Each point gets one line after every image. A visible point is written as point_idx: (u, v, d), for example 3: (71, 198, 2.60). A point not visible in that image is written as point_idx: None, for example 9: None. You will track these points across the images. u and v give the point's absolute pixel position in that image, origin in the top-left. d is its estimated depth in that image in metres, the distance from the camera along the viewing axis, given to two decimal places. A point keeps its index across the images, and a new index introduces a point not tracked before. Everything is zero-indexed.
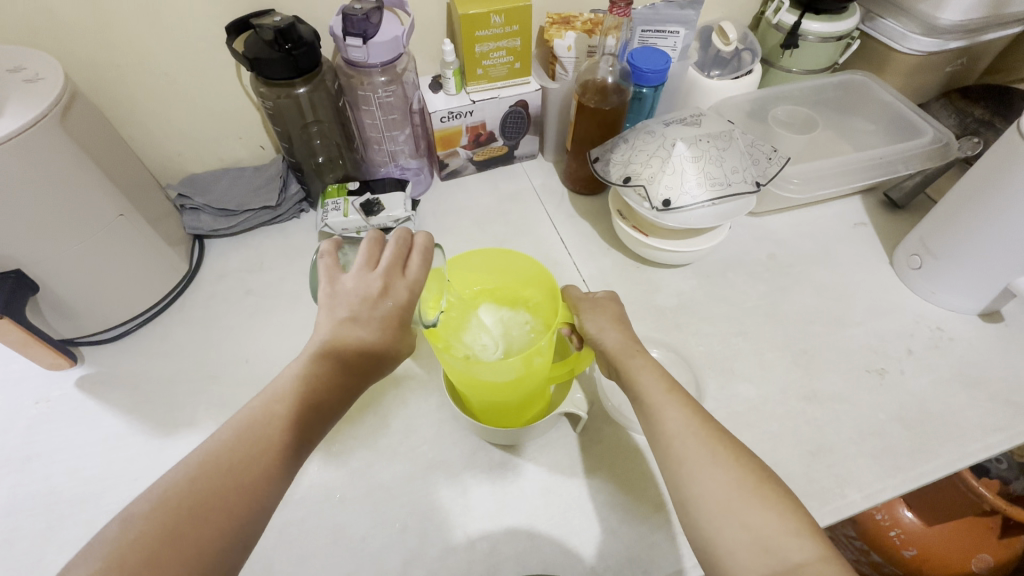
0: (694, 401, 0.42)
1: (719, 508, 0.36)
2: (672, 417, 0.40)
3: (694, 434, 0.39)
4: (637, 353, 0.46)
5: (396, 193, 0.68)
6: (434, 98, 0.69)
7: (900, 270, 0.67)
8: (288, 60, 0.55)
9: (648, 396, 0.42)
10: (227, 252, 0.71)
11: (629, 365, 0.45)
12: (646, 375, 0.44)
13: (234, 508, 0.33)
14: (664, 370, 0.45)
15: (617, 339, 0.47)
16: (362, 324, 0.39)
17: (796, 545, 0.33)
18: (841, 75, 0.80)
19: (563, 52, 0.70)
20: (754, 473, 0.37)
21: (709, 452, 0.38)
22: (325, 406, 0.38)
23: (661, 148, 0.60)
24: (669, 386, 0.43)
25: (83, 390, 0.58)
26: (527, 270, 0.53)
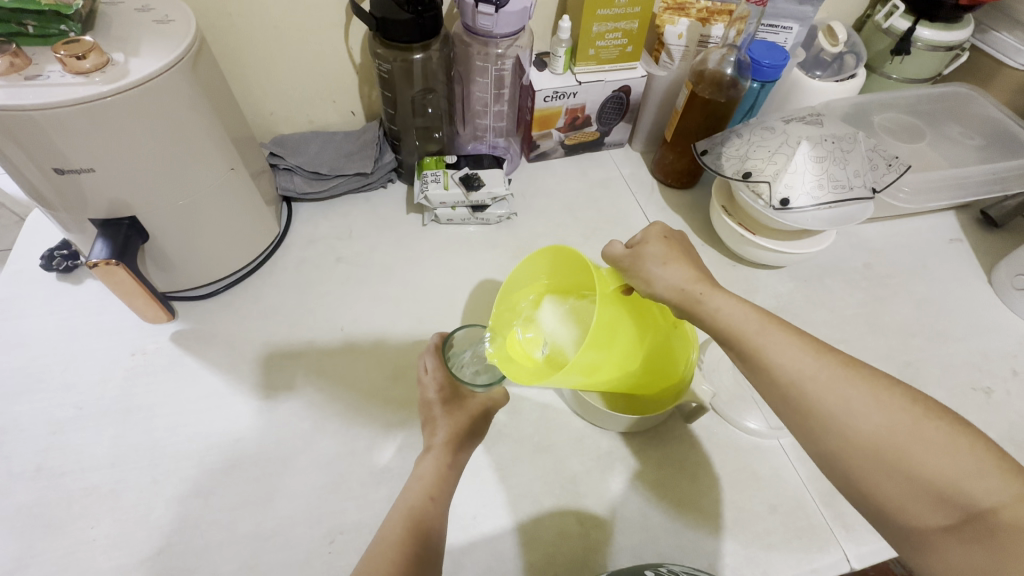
0: (801, 332, 0.39)
1: (879, 457, 0.34)
2: (785, 356, 0.38)
3: (821, 372, 0.37)
4: (712, 287, 0.43)
5: (495, 170, 0.67)
6: (540, 77, 0.67)
7: (1000, 289, 0.67)
8: (418, 22, 0.54)
9: (744, 334, 0.40)
10: (315, 217, 0.70)
11: (712, 301, 0.42)
12: (732, 309, 0.41)
13: (417, 530, 0.39)
14: (748, 298, 0.42)
15: (671, 285, 0.44)
16: (437, 417, 0.49)
17: (982, 485, 0.32)
18: (945, 86, 0.77)
19: (672, 39, 0.68)
20: (905, 410, 0.35)
21: (844, 394, 0.36)
22: (444, 472, 0.44)
23: (784, 145, 0.59)
24: (764, 320, 0.40)
25: (178, 346, 0.57)
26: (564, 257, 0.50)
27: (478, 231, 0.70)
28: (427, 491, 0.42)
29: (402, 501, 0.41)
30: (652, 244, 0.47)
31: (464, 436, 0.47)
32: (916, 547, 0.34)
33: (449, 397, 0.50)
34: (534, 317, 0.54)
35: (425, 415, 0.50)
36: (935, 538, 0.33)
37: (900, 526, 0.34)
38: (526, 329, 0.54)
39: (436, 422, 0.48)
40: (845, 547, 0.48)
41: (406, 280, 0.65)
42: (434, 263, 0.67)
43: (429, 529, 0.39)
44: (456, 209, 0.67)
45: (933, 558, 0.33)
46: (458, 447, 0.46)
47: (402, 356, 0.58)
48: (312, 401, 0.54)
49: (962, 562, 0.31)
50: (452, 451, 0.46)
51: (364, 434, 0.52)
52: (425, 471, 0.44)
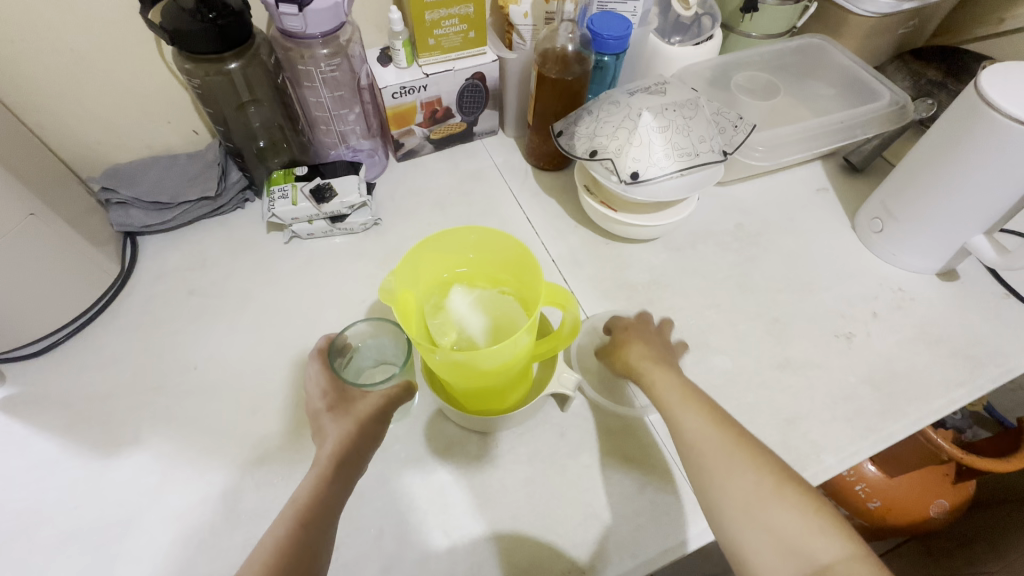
0: (712, 403, 0.43)
1: (744, 516, 0.37)
2: (690, 421, 0.42)
3: (717, 436, 0.40)
4: (657, 365, 0.47)
5: (350, 177, 0.64)
6: (384, 72, 0.64)
7: (861, 234, 0.69)
8: (215, 31, 0.50)
9: (664, 402, 0.44)
10: (163, 250, 0.65)
11: (649, 376, 0.47)
12: (664, 381, 0.45)
13: (292, 553, 0.35)
14: (685, 378, 0.46)
15: (640, 352, 0.49)
16: (327, 428, 0.44)
17: (822, 543, 0.34)
18: (799, 39, 0.78)
19: (518, 19, 0.65)
20: (779, 476, 0.37)
21: (731, 456, 0.39)
22: (327, 483, 0.39)
23: (628, 119, 0.58)
24: (686, 390, 0.44)
25: (5, 414, 0.52)
26: (497, 238, 0.47)
27: (343, 242, 0.67)
28: (305, 505, 0.38)
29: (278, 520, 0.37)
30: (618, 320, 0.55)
31: (356, 438, 0.43)
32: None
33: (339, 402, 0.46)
34: (441, 305, 0.48)
35: (316, 425, 0.45)
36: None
37: None
38: (433, 318, 0.47)
39: (326, 431, 0.44)
40: None
41: (266, 305, 0.61)
42: (295, 281, 0.63)
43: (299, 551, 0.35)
44: (313, 222, 0.64)
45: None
46: (346, 453, 0.42)
47: (261, 387, 0.55)
48: (160, 452, 0.50)
49: None
50: (338, 456, 0.41)
51: (219, 478, 0.49)
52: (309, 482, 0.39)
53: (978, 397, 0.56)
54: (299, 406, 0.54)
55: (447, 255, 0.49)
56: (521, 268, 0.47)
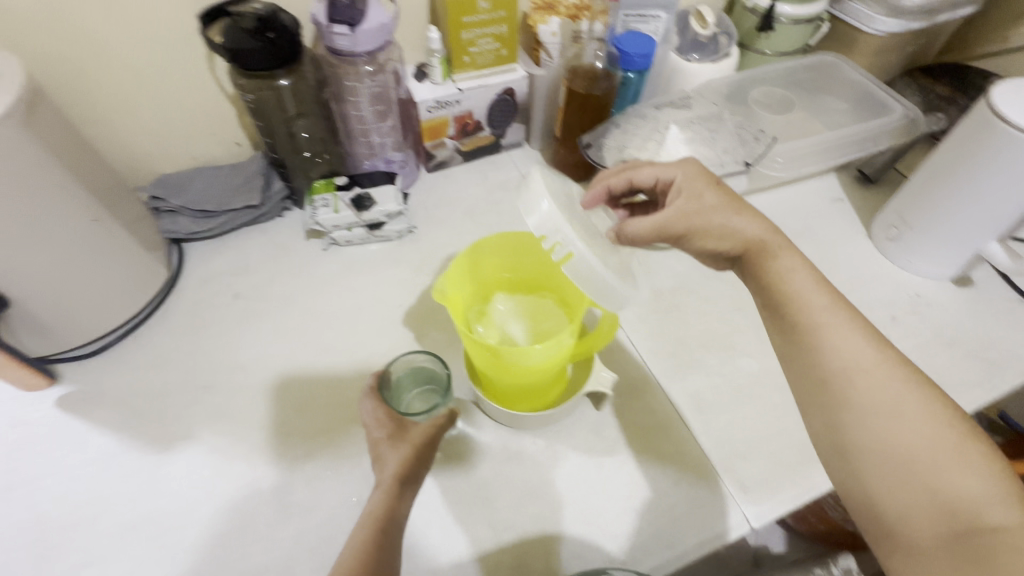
0: (869, 324, 0.41)
1: (903, 458, 0.36)
2: (843, 349, 0.40)
3: (881, 371, 0.39)
4: (781, 245, 0.45)
5: (387, 187, 0.67)
6: (419, 88, 0.67)
7: (877, 242, 0.71)
8: (271, 49, 0.53)
9: (813, 317, 0.42)
10: (208, 255, 0.68)
11: (779, 260, 0.45)
12: (805, 284, 0.43)
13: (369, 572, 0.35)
14: (821, 275, 0.44)
15: (754, 230, 0.46)
16: (383, 452, 0.44)
17: (993, 508, 0.33)
18: (814, 56, 0.81)
19: (547, 38, 0.68)
20: (949, 429, 0.36)
21: (895, 394, 0.38)
22: (393, 506, 0.40)
23: (655, 132, 0.61)
24: (832, 299, 0.42)
25: (64, 411, 0.55)
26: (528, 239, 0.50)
27: (379, 248, 0.69)
28: (376, 526, 0.38)
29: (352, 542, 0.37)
30: (654, 222, 0.48)
31: (414, 459, 0.42)
32: (898, 546, 0.35)
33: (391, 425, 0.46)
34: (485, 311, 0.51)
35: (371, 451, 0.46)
36: (915, 545, 0.34)
37: (884, 522, 0.36)
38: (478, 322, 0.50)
39: (382, 455, 0.43)
40: (746, 508, 0.50)
41: (307, 308, 0.64)
42: (335, 286, 0.66)
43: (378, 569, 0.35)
44: (352, 230, 0.67)
45: (907, 557, 0.34)
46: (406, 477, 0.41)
47: (306, 386, 0.57)
48: (214, 447, 0.53)
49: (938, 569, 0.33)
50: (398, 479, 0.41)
51: (271, 471, 0.52)
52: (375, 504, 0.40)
53: (996, 398, 0.58)
54: (344, 404, 0.56)
55: (492, 264, 0.52)
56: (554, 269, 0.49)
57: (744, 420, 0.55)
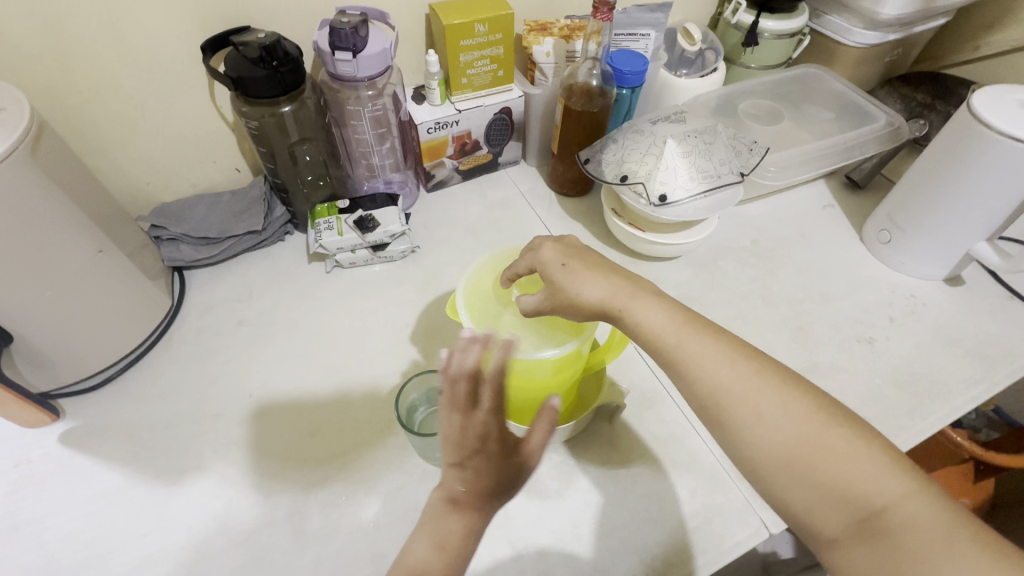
0: (713, 333, 0.40)
1: (791, 462, 0.35)
2: (708, 366, 0.38)
3: (748, 382, 0.37)
4: (632, 295, 0.42)
5: (389, 208, 0.67)
6: (418, 110, 0.68)
7: (870, 245, 0.73)
8: (275, 77, 0.53)
9: (663, 340, 0.40)
10: (210, 283, 0.67)
11: (632, 314, 0.42)
12: (657, 316, 0.41)
13: None
14: (669, 302, 0.42)
15: (600, 290, 0.43)
16: (465, 464, 0.37)
17: (879, 485, 0.33)
18: (796, 69, 0.85)
19: (541, 58, 0.70)
20: (812, 418, 0.35)
21: (759, 401, 0.36)
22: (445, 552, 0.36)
23: (653, 146, 0.63)
24: (680, 323, 0.40)
25: (68, 447, 0.54)
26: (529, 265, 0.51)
27: (383, 269, 0.69)
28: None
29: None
30: (534, 302, 0.44)
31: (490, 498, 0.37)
32: (821, 544, 0.35)
33: (491, 442, 0.37)
34: None
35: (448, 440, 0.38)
36: (832, 541, 0.34)
37: (802, 524, 0.35)
38: None
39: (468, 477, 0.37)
40: (765, 514, 0.50)
41: (313, 332, 0.63)
42: (340, 309, 0.66)
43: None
44: (356, 252, 0.67)
45: (831, 554, 0.34)
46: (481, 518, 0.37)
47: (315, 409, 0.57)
48: (225, 477, 0.52)
49: (859, 564, 0.33)
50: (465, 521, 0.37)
51: (285, 500, 0.51)
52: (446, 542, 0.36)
53: (996, 394, 0.60)
54: (356, 429, 0.56)
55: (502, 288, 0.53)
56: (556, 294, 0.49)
57: None
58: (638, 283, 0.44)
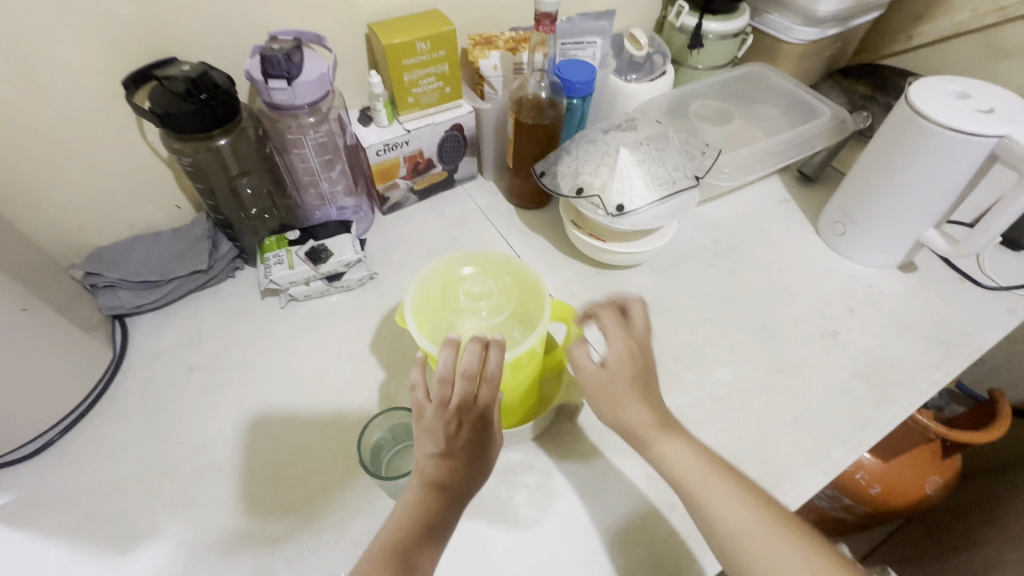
0: (736, 479, 0.42)
1: None
2: (722, 505, 0.41)
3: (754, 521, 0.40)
4: (666, 434, 0.44)
5: (343, 237, 0.65)
6: (365, 132, 0.66)
7: (826, 237, 0.74)
8: (205, 111, 0.50)
9: (688, 479, 0.42)
10: (156, 328, 0.64)
11: (658, 451, 0.43)
12: (684, 457, 0.43)
13: None
14: (696, 445, 0.44)
15: (642, 418, 0.44)
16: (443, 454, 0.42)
17: None
18: (742, 68, 0.86)
19: (490, 72, 0.69)
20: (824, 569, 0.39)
21: (779, 550, 0.39)
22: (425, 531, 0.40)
23: (606, 156, 0.62)
24: (700, 461, 0.43)
25: (4, 524, 0.49)
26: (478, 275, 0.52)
27: (341, 299, 0.67)
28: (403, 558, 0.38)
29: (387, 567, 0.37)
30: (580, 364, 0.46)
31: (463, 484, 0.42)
32: None
33: (482, 433, 0.44)
34: None
35: (440, 425, 0.43)
36: None
37: None
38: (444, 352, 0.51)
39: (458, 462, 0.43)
40: None
41: (270, 372, 0.60)
42: (297, 345, 0.63)
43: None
44: (310, 284, 0.64)
45: None
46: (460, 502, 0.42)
47: (277, 459, 0.54)
48: (181, 540, 0.49)
49: None
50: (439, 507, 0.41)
51: (248, 558, 0.48)
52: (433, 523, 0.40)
53: (955, 377, 0.61)
54: (320, 473, 0.53)
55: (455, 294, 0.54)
56: (506, 298, 0.51)
57: (728, 430, 0.55)
58: (671, 417, 0.45)
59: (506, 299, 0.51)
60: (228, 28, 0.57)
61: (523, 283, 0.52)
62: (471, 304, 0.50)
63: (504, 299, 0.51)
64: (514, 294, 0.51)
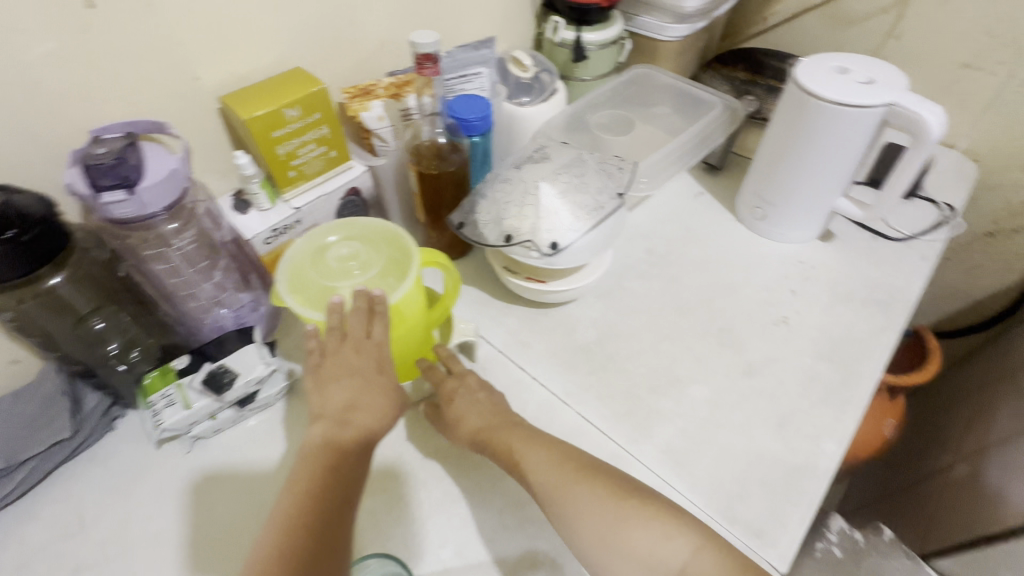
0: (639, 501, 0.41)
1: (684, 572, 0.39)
2: (578, 500, 0.42)
3: (603, 506, 0.41)
4: (571, 477, 0.43)
5: (247, 349, 0.54)
6: (247, 222, 0.57)
7: (747, 223, 0.75)
8: (19, 252, 0.39)
9: (588, 518, 0.41)
10: (17, 529, 0.49)
11: (564, 501, 0.42)
12: (586, 496, 0.42)
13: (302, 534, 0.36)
14: (597, 482, 0.43)
15: (543, 463, 0.44)
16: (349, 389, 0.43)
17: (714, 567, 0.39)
18: (627, 72, 0.86)
19: (374, 124, 0.61)
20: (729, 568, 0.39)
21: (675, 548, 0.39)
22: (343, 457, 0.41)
23: (526, 194, 0.57)
24: (530, 440, 0.46)
25: None
26: (343, 236, 0.48)
27: (261, 422, 0.56)
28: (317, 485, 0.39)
29: (295, 510, 0.37)
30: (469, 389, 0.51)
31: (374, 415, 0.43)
32: None
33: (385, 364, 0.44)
34: None
35: (337, 370, 0.44)
36: None
37: None
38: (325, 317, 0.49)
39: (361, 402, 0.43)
40: (769, 554, 0.46)
41: (189, 542, 0.48)
42: (217, 494, 0.51)
43: (319, 549, 0.36)
44: (217, 416, 0.53)
45: None
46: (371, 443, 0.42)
47: (225, 566, 0.46)
48: None
49: None
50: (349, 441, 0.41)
51: None
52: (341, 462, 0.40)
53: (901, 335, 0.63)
54: None
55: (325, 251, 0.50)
56: (375, 253, 0.47)
57: (722, 454, 0.52)
58: (570, 455, 0.45)
59: (373, 255, 0.47)
60: (30, 135, 0.44)
61: (388, 236, 0.48)
62: (340, 267, 0.46)
63: (372, 254, 0.47)
64: (381, 247, 0.47)
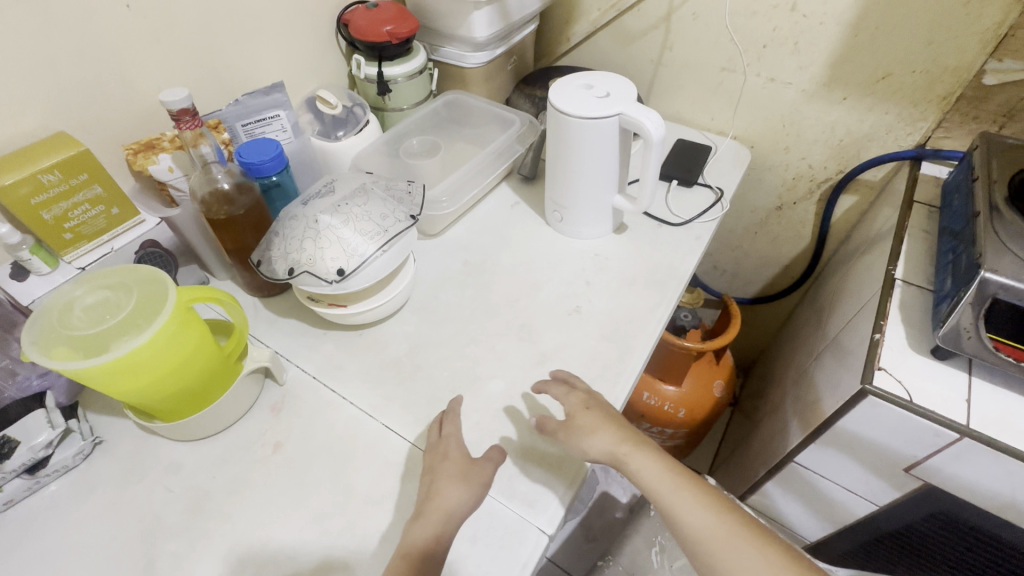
0: (705, 495, 0.52)
1: (723, 546, 0.49)
2: (644, 466, 0.54)
3: (665, 479, 0.53)
4: (633, 448, 0.54)
5: (31, 416, 0.54)
6: (26, 288, 0.57)
7: (554, 225, 0.83)
8: None
9: (647, 484, 0.53)
10: None
11: (632, 462, 0.54)
12: (647, 470, 0.53)
13: None
14: (660, 458, 0.54)
15: (604, 443, 0.54)
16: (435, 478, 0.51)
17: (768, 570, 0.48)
18: (441, 98, 0.93)
19: (166, 175, 0.64)
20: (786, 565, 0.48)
21: (737, 548, 0.49)
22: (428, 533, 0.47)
23: (309, 227, 0.61)
24: (672, 477, 0.53)
25: None
26: (93, 288, 0.51)
27: (62, 485, 0.56)
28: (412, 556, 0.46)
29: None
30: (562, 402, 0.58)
31: (457, 486, 0.51)
32: None
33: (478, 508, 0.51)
34: None
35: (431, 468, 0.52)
36: None
37: None
38: None
39: (438, 487, 0.50)
40: (540, 520, 0.52)
41: None
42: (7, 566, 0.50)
43: None
44: (4, 488, 0.52)
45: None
46: (448, 526, 0.48)
47: None
48: None
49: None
50: (435, 513, 0.49)
51: None
52: (421, 536, 0.47)
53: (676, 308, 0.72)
54: None
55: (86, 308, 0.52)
56: (126, 294, 0.50)
57: (511, 438, 0.58)
58: (638, 436, 0.56)
59: (126, 296, 0.50)
60: None
61: (142, 279, 0.52)
62: (91, 316, 0.48)
63: (123, 296, 0.50)
64: (135, 289, 0.51)
